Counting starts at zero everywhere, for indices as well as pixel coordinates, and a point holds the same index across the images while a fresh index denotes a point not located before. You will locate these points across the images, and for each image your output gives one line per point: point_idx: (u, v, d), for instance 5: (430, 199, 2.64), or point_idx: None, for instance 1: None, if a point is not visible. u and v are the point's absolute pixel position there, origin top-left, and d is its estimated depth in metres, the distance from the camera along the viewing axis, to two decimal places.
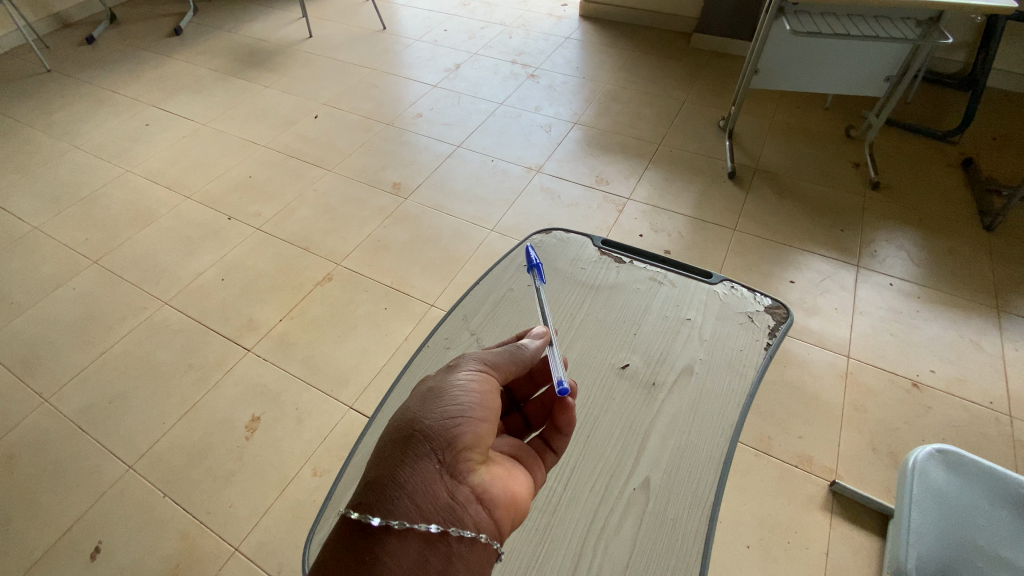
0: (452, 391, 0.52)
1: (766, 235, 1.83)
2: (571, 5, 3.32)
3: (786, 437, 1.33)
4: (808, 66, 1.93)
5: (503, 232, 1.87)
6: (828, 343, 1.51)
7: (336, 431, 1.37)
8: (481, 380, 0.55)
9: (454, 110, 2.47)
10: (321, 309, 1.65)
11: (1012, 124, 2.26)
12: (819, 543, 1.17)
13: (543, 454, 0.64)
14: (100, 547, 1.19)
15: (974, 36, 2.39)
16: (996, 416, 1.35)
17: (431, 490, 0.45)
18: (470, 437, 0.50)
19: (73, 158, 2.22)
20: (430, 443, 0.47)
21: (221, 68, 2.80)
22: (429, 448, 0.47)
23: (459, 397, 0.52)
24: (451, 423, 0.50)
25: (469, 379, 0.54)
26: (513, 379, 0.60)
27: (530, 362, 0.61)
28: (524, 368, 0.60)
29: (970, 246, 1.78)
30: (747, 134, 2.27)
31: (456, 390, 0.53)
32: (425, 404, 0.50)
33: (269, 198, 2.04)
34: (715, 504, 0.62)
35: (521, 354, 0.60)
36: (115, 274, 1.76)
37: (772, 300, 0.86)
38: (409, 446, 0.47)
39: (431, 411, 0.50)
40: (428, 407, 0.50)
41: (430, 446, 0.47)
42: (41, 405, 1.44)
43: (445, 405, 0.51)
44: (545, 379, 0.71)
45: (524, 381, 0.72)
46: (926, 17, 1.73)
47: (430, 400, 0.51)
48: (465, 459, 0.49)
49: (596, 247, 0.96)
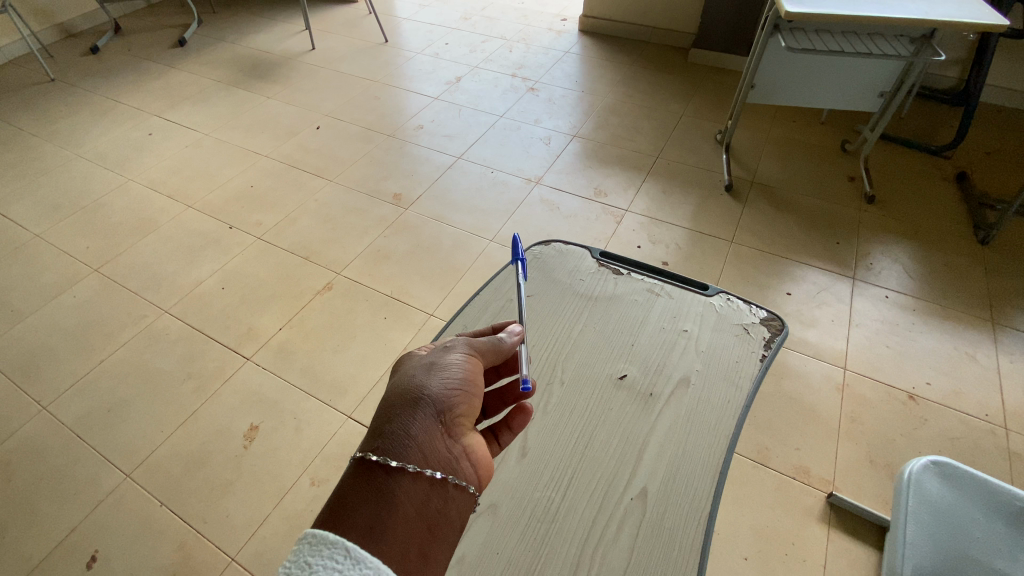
0: (452, 366, 0.57)
1: (762, 247, 1.85)
2: (571, 19, 3.37)
3: (783, 448, 1.33)
4: (803, 82, 1.96)
5: (503, 243, 1.89)
6: (823, 355, 1.53)
7: (334, 440, 1.37)
8: (475, 359, 0.60)
9: (454, 121, 2.50)
10: (321, 318, 1.66)
11: (1005, 140, 2.30)
12: (817, 555, 1.17)
13: (488, 443, 0.66)
14: (97, 556, 1.19)
15: (967, 53, 2.43)
16: (992, 429, 1.36)
17: (433, 445, 0.51)
18: (466, 405, 0.56)
19: (76, 166, 2.24)
20: (433, 405, 0.53)
21: (225, 78, 2.84)
22: (432, 410, 0.53)
23: (456, 370, 0.57)
24: (450, 391, 0.55)
25: (463, 357, 0.59)
26: (494, 366, 0.65)
27: (507, 355, 0.65)
28: (503, 357, 0.64)
29: (964, 259, 1.80)
30: (743, 147, 2.30)
31: (453, 365, 0.58)
32: (426, 374, 0.55)
33: (272, 207, 2.06)
34: (711, 512, 0.63)
35: (502, 343, 0.64)
36: (116, 282, 1.77)
37: (767, 312, 0.87)
38: (415, 406, 0.52)
39: (433, 379, 0.55)
40: (430, 376, 0.55)
41: (432, 408, 0.53)
42: (40, 413, 1.44)
43: (445, 376, 0.56)
44: (510, 371, 0.74)
45: (488, 370, 0.74)
46: (919, 35, 1.78)
47: (430, 371, 0.56)
48: (460, 423, 0.55)
49: (594, 259, 0.98)
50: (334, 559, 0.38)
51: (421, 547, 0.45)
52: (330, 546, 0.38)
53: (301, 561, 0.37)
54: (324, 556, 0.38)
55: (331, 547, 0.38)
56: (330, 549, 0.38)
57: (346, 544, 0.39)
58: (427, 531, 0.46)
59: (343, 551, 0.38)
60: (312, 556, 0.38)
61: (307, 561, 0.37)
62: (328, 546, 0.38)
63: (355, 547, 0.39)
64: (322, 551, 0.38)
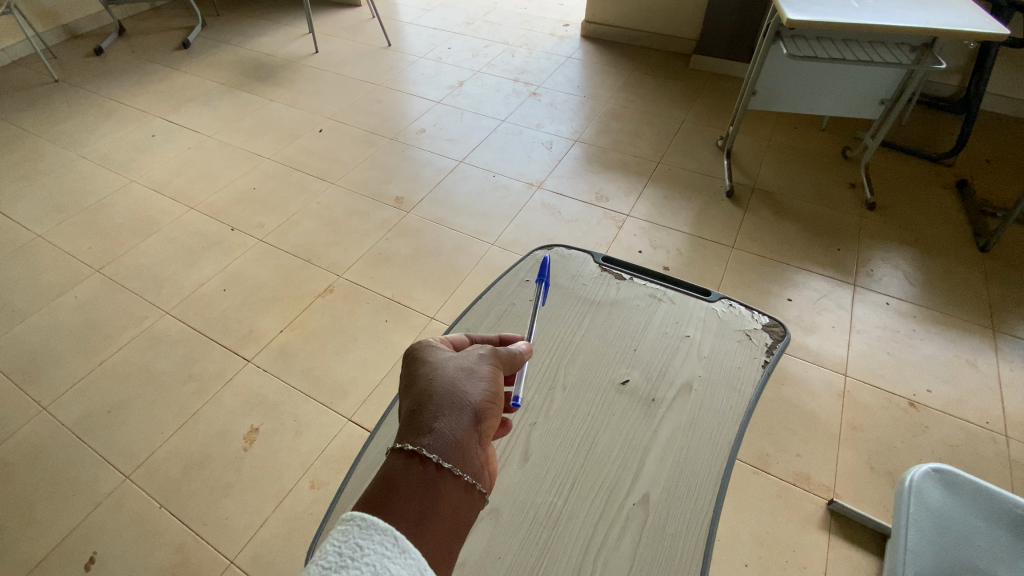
0: (484, 377, 0.58)
1: (762, 252, 1.85)
2: (573, 25, 3.39)
3: (784, 454, 1.33)
4: (803, 90, 1.97)
5: (504, 247, 1.89)
6: (825, 360, 1.53)
7: (334, 443, 1.37)
8: (503, 374, 0.61)
9: (457, 125, 2.51)
10: (322, 321, 1.66)
11: (1005, 148, 2.31)
12: (817, 562, 1.16)
13: None
14: (95, 559, 1.18)
15: (967, 61, 2.45)
16: (993, 436, 1.36)
17: (469, 450, 0.51)
18: (496, 416, 0.56)
19: (79, 167, 2.25)
20: (472, 411, 0.53)
21: (227, 80, 2.85)
22: (470, 415, 0.53)
23: (490, 381, 0.58)
24: (486, 400, 0.55)
25: (494, 368, 0.60)
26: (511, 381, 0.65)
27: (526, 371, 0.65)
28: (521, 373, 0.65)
29: (965, 266, 1.80)
30: (745, 153, 2.31)
31: (487, 375, 0.58)
32: (465, 377, 0.56)
33: (273, 209, 2.06)
34: (712, 522, 0.63)
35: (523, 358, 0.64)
36: (118, 284, 1.77)
37: (769, 318, 0.87)
38: (455, 406, 0.53)
39: (472, 387, 0.55)
40: (468, 384, 0.56)
41: (471, 414, 0.53)
42: (40, 413, 1.44)
43: (481, 385, 0.56)
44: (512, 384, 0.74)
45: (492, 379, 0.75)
46: (920, 43, 1.77)
47: (468, 377, 0.56)
48: (490, 433, 0.55)
49: (597, 264, 0.98)
50: (383, 545, 0.38)
51: (452, 547, 0.44)
52: (380, 533, 0.38)
53: (352, 542, 0.37)
54: (374, 540, 0.37)
55: (380, 533, 0.38)
56: (379, 535, 0.38)
57: (394, 533, 0.39)
58: (460, 535, 0.46)
59: (392, 539, 0.38)
60: (361, 538, 0.37)
61: (358, 543, 0.37)
62: (378, 532, 0.38)
63: (402, 537, 0.39)
64: (373, 535, 0.38)
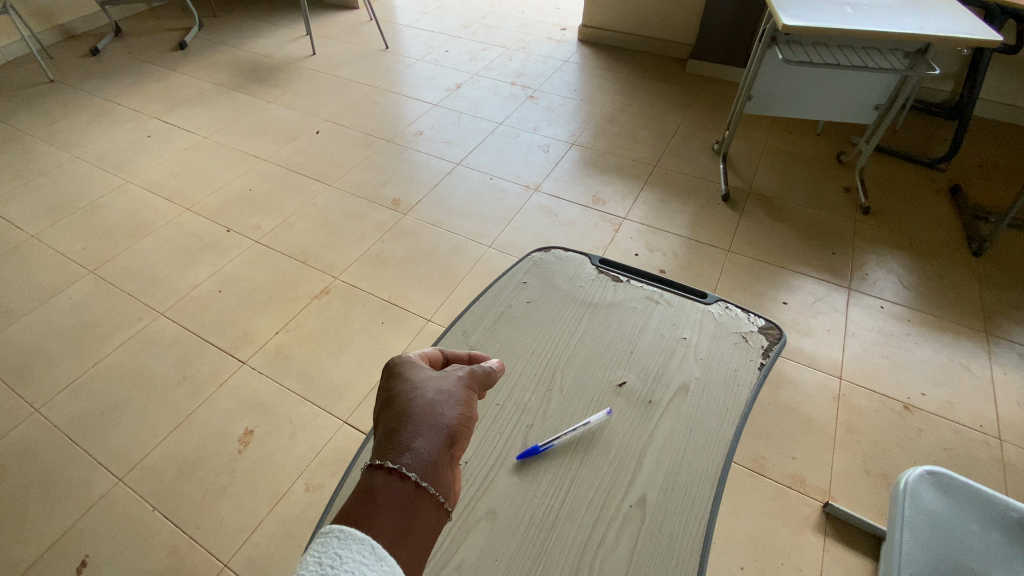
0: (462, 399, 0.57)
1: (757, 256, 1.86)
2: (570, 29, 3.41)
3: (779, 457, 1.33)
4: (798, 95, 1.98)
5: (501, 249, 1.90)
6: (820, 363, 1.54)
7: (330, 445, 1.36)
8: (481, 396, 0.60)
9: (453, 128, 2.51)
10: (318, 323, 1.65)
11: (997, 153, 2.33)
12: (812, 565, 1.17)
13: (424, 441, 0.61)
14: (87, 562, 1.17)
15: (960, 67, 2.47)
16: (986, 439, 1.36)
17: (444, 471, 0.51)
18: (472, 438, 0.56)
19: (74, 167, 2.24)
20: (449, 434, 0.53)
21: (224, 81, 2.85)
22: (447, 437, 0.53)
23: (468, 403, 0.58)
24: (463, 423, 0.55)
25: (472, 390, 0.60)
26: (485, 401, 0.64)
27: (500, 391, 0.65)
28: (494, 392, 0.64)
29: (958, 271, 1.81)
30: (740, 158, 2.32)
31: (465, 397, 0.58)
32: (443, 400, 0.56)
33: (270, 210, 2.05)
34: (709, 522, 0.63)
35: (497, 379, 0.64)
36: (111, 285, 1.76)
37: (765, 321, 0.88)
38: (431, 427, 0.53)
39: (450, 409, 0.55)
40: (447, 406, 0.56)
41: (448, 436, 0.53)
42: (32, 414, 1.43)
43: (459, 407, 0.56)
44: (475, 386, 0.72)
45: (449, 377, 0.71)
46: (913, 49, 1.79)
47: (447, 399, 0.56)
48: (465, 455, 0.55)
49: (594, 266, 0.99)
50: (360, 554, 0.39)
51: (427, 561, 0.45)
52: (357, 542, 0.40)
53: (331, 552, 0.39)
54: (352, 549, 0.39)
55: (357, 543, 0.40)
56: (357, 544, 0.40)
57: (371, 542, 0.40)
58: None
59: (369, 548, 0.40)
60: (338, 547, 0.39)
61: (336, 552, 0.39)
62: (356, 542, 0.40)
63: (379, 546, 0.40)
64: (351, 545, 0.39)
